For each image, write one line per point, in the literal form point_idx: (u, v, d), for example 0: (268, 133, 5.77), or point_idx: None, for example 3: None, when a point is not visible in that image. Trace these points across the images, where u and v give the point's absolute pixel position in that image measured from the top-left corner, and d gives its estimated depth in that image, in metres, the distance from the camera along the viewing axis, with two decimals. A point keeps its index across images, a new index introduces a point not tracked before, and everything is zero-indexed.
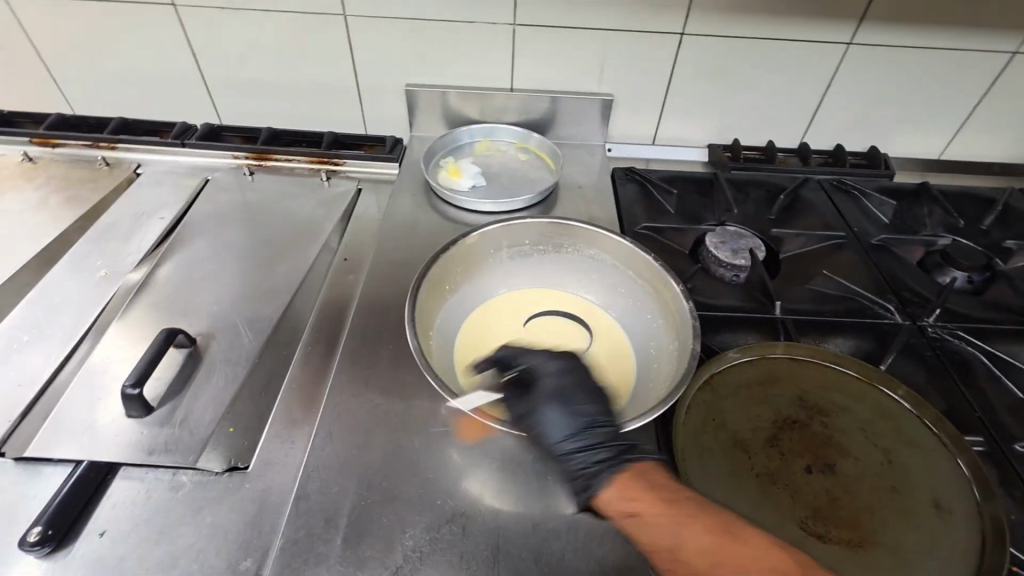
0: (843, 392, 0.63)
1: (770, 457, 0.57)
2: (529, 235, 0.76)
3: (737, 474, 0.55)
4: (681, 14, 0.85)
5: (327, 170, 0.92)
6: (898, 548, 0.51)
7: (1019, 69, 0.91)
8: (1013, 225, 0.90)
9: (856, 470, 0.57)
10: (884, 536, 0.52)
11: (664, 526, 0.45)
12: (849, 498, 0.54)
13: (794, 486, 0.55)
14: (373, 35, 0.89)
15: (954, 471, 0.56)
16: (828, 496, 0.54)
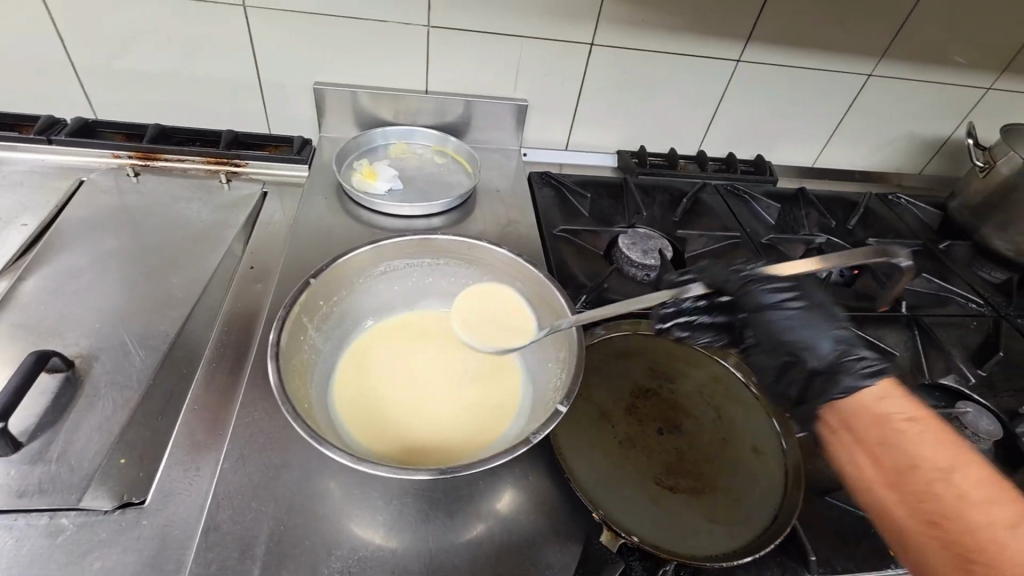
0: (687, 359, 0.68)
1: (629, 425, 0.61)
2: (342, 281, 0.59)
3: (597, 438, 0.59)
4: (590, 24, 0.89)
5: (227, 172, 0.85)
6: (731, 495, 0.56)
7: (873, 89, 1.05)
8: (872, 225, 1.03)
9: (698, 428, 0.62)
10: (720, 484, 0.57)
11: (912, 437, 0.52)
12: (693, 453, 0.59)
13: (649, 447, 0.59)
14: (277, 30, 0.84)
15: (768, 419, 0.63)
16: (678, 456, 0.59)
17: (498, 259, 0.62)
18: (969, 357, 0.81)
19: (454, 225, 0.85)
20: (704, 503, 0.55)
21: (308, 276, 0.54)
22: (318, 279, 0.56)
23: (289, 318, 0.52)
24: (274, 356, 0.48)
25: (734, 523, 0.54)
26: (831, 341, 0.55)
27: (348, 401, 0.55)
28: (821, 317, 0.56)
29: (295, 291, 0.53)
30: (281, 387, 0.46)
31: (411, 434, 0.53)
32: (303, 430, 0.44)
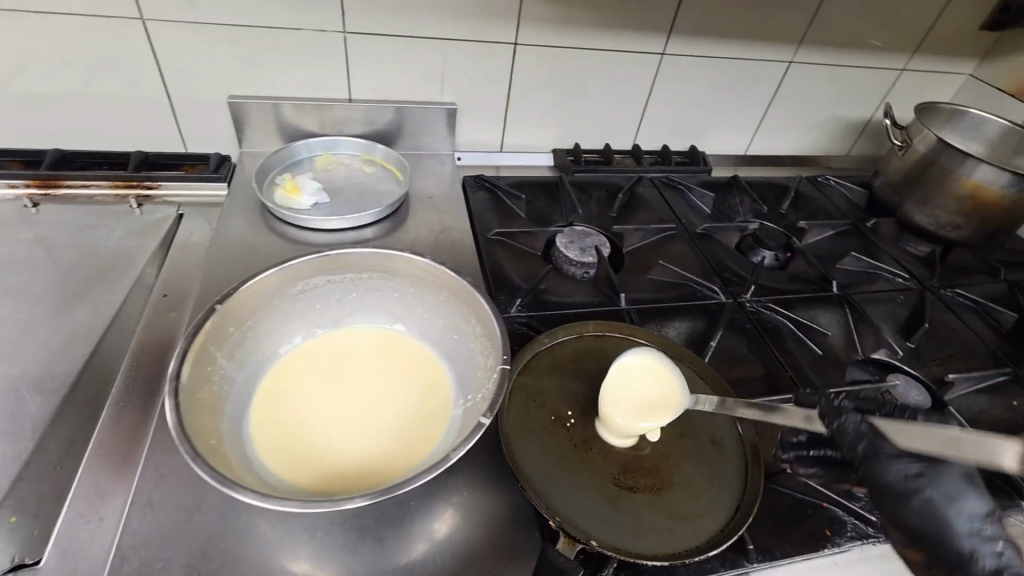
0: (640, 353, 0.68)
1: (586, 428, 0.59)
2: (252, 306, 0.56)
3: (550, 443, 0.56)
4: (512, 24, 0.88)
5: (138, 196, 0.80)
6: (691, 492, 0.55)
7: (796, 75, 1.07)
8: (803, 207, 1.06)
9: (656, 427, 0.60)
10: (680, 482, 0.56)
11: None
12: (652, 452, 0.58)
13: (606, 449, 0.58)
14: (183, 44, 0.80)
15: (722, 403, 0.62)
16: (636, 457, 0.57)
17: (421, 267, 0.60)
18: (898, 331, 0.83)
19: (385, 236, 0.82)
20: (664, 502, 0.53)
21: (213, 304, 0.51)
22: (226, 304, 0.53)
23: (192, 346, 0.49)
24: (173, 391, 0.44)
25: (696, 520, 0.52)
26: (962, 517, 0.40)
27: (267, 434, 0.52)
28: (952, 486, 0.40)
29: (197, 320, 0.50)
30: (181, 427, 0.43)
31: (336, 458, 0.51)
32: (206, 471, 0.41)
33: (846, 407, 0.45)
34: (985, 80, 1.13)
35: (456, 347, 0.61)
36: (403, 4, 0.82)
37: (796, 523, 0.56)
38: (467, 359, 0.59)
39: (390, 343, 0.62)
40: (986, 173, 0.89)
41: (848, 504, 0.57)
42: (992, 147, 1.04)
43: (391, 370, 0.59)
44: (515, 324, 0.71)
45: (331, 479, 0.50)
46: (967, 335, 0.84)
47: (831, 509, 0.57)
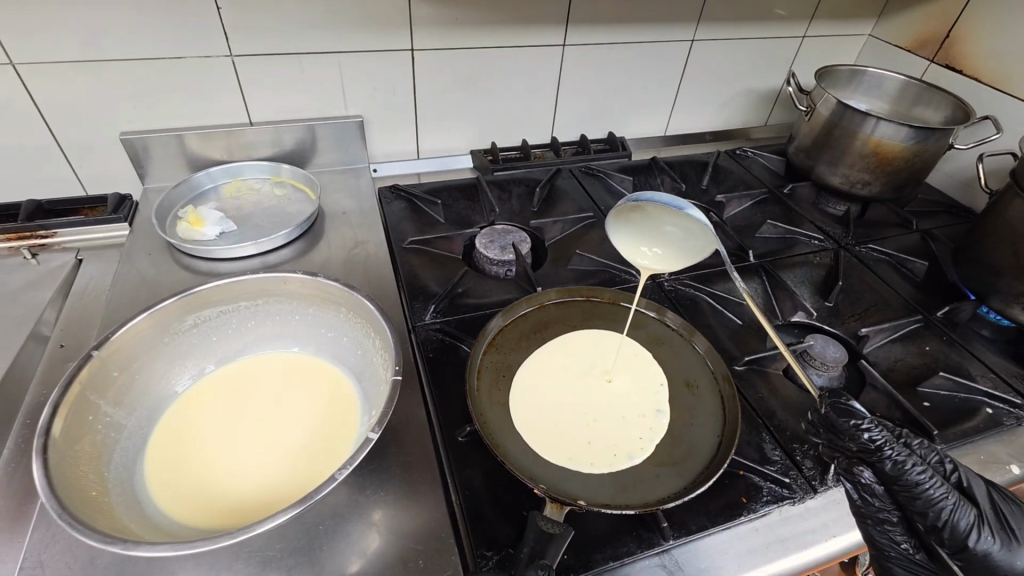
0: (603, 316, 0.79)
1: (567, 391, 0.69)
2: (132, 348, 0.54)
3: (533, 414, 0.65)
4: (405, 30, 0.87)
5: (32, 246, 0.77)
6: (670, 431, 0.65)
7: (700, 53, 1.09)
8: (723, 181, 1.08)
9: (633, 377, 0.71)
10: (657, 422, 0.66)
11: None
12: (627, 402, 0.68)
13: (591, 410, 0.67)
14: (62, 85, 0.78)
15: (691, 351, 0.73)
16: (612, 408, 0.67)
17: (306, 284, 0.60)
18: (816, 292, 0.85)
19: (299, 257, 0.81)
20: (646, 440, 0.63)
21: (87, 350, 0.50)
22: (104, 349, 0.51)
23: (67, 396, 0.47)
24: (40, 447, 0.42)
25: (677, 454, 0.62)
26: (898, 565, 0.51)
27: (168, 474, 0.51)
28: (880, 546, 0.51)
29: (71, 369, 0.48)
30: (49, 485, 0.41)
31: (238, 494, 0.50)
32: (75, 528, 0.40)
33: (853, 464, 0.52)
34: (884, 39, 1.17)
35: (357, 360, 0.60)
36: (290, 22, 0.81)
37: (711, 494, 0.57)
38: (367, 371, 0.59)
39: (294, 365, 0.61)
40: (885, 129, 0.91)
41: (765, 470, 0.58)
42: (893, 103, 1.08)
43: (295, 392, 0.58)
44: (430, 331, 0.70)
45: (233, 513, 0.48)
46: (881, 288, 0.86)
47: (747, 476, 0.58)
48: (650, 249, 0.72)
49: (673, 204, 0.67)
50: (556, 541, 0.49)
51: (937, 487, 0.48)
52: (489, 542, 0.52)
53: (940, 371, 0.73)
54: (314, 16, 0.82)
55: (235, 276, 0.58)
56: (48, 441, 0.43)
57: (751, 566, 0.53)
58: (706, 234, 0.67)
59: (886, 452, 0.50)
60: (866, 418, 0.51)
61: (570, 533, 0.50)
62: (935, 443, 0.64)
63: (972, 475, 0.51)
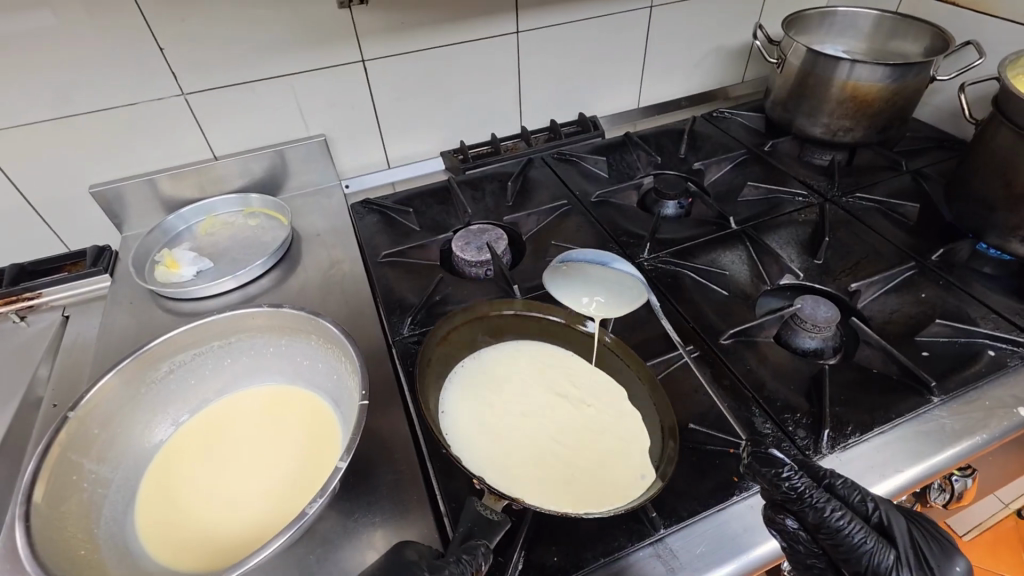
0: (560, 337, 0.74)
1: (521, 403, 0.67)
2: (111, 401, 0.55)
3: (498, 425, 0.64)
4: (352, 42, 0.86)
5: (19, 308, 0.79)
6: (618, 466, 0.60)
7: (662, 18, 1.05)
8: (700, 146, 1.05)
9: (575, 410, 0.66)
10: (596, 457, 0.61)
11: None
12: (570, 437, 0.63)
13: (550, 419, 0.65)
14: (23, 148, 0.79)
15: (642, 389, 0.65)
16: (555, 445, 0.62)
17: (273, 316, 0.61)
18: (803, 251, 0.82)
19: (277, 285, 0.82)
20: (591, 486, 0.58)
21: (64, 410, 0.51)
22: (81, 408, 0.52)
23: (48, 459, 0.48)
24: (23, 515, 0.43)
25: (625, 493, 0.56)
26: None
27: (154, 524, 0.52)
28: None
29: (49, 432, 0.49)
30: (34, 550, 0.42)
31: (226, 533, 0.50)
32: None
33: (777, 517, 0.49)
34: None
35: (329, 385, 0.61)
36: (236, 51, 0.81)
37: (703, 476, 0.56)
38: (340, 394, 0.59)
39: (270, 399, 0.61)
40: (861, 72, 0.87)
41: None
42: (870, 41, 1.04)
43: (269, 425, 0.59)
44: (408, 344, 0.70)
45: (223, 555, 0.49)
46: (872, 237, 0.83)
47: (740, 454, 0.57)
48: (591, 299, 0.74)
49: (598, 259, 0.79)
50: (496, 526, 0.49)
51: (857, 532, 0.46)
52: None
53: (937, 318, 0.70)
54: (258, 42, 0.81)
55: (200, 318, 0.59)
56: (30, 509, 0.44)
57: (746, 545, 0.52)
58: (631, 282, 0.76)
59: (807, 500, 0.47)
60: (785, 464, 0.49)
61: (507, 526, 0.50)
62: (935, 396, 0.62)
63: (892, 512, 0.49)
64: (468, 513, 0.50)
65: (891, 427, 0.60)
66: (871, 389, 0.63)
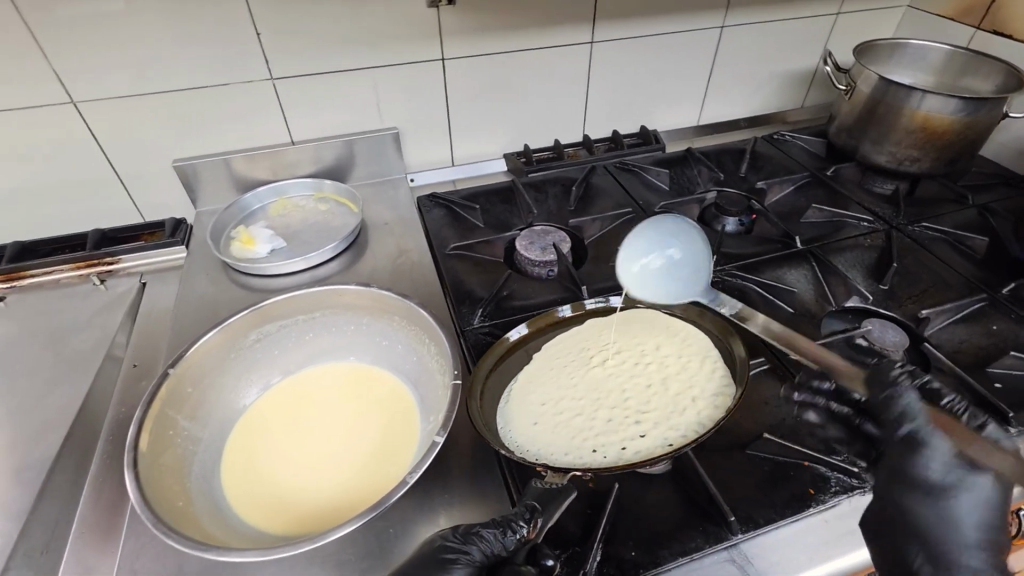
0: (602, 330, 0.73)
1: (570, 380, 0.67)
2: (205, 365, 0.57)
3: (548, 407, 0.64)
4: (435, 41, 0.89)
5: (100, 272, 0.82)
6: (689, 395, 0.63)
7: (731, 40, 1.07)
8: (762, 167, 1.06)
9: (631, 374, 0.67)
10: (647, 416, 0.61)
11: None
12: (635, 391, 0.64)
13: (601, 392, 0.65)
14: (118, 119, 0.83)
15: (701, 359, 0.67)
16: (618, 409, 0.62)
17: (360, 295, 0.63)
18: (869, 275, 0.82)
19: (346, 268, 0.83)
20: (644, 440, 0.58)
21: (163, 368, 0.53)
22: (178, 367, 0.54)
23: (149, 413, 0.50)
24: (130, 462, 0.46)
25: (706, 415, 0.60)
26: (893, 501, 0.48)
27: (238, 477, 0.54)
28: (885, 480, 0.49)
29: (150, 387, 0.52)
30: (141, 498, 0.44)
31: (308, 499, 0.52)
32: (169, 539, 0.42)
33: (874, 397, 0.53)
34: (924, 9, 1.13)
35: (408, 367, 0.62)
36: (322, 40, 0.84)
37: (778, 487, 0.56)
38: (419, 377, 0.61)
39: (346, 377, 0.63)
40: (932, 102, 0.88)
41: (834, 460, 0.57)
42: (939, 75, 1.04)
43: (347, 400, 0.60)
44: (479, 335, 0.71)
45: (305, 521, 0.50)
46: (939, 267, 0.83)
47: (815, 468, 0.57)
48: None
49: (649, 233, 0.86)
50: (558, 497, 0.50)
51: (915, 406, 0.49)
52: (555, 540, 0.52)
53: (1010, 351, 0.70)
54: (347, 36, 0.84)
55: (292, 291, 0.61)
56: (137, 460, 0.46)
57: (822, 560, 0.52)
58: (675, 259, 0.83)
59: (883, 380, 0.52)
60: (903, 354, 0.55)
61: (570, 494, 0.50)
62: (1013, 427, 0.61)
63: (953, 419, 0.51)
64: (530, 490, 0.51)
65: None
66: None
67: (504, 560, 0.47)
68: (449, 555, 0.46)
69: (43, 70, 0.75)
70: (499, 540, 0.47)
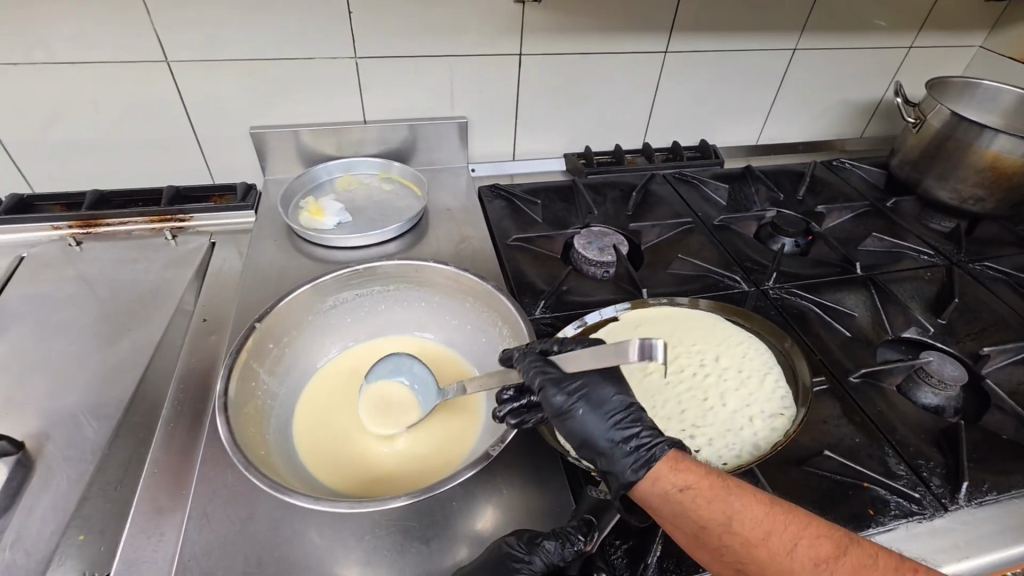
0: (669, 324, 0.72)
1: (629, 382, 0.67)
2: (286, 324, 0.60)
3: None
4: (515, 36, 0.91)
5: (172, 228, 0.85)
6: (748, 412, 0.62)
7: (800, 63, 1.08)
8: (820, 192, 1.06)
9: (695, 380, 0.66)
10: (705, 427, 0.61)
11: None
12: (696, 399, 0.64)
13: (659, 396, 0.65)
14: (205, 82, 0.85)
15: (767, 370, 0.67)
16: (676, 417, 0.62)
17: (437, 273, 0.65)
18: (927, 308, 0.82)
19: (408, 249, 0.85)
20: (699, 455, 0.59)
21: (252, 322, 0.56)
22: (263, 322, 0.57)
23: (237, 362, 0.53)
24: (222, 408, 0.48)
25: (763, 438, 0.59)
26: (893, 492, 0.57)
27: (315, 433, 0.56)
28: (888, 473, 0.59)
29: (239, 339, 0.54)
30: (233, 440, 0.46)
31: (377, 464, 0.53)
32: (260, 482, 0.44)
33: (884, 410, 0.66)
34: (996, 51, 1.12)
35: (478, 348, 0.64)
36: (407, 24, 0.85)
37: (834, 507, 0.56)
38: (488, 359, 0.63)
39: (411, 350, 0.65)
40: (1004, 142, 0.87)
41: (893, 484, 0.58)
42: (1009, 117, 1.04)
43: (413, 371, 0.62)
44: (541, 324, 0.72)
45: (374, 483, 0.52)
46: (998, 307, 0.82)
47: (873, 490, 0.57)
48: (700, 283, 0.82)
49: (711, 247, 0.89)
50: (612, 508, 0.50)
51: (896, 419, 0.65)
52: (615, 531, 0.53)
53: None
54: (433, 23, 0.86)
55: (375, 262, 0.63)
56: (228, 405, 0.48)
57: None
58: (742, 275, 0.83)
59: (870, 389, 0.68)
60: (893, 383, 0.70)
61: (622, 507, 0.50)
62: None
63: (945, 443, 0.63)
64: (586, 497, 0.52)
65: None
66: (1004, 454, 0.63)
67: (559, 570, 0.47)
68: (515, 564, 0.45)
69: (144, 28, 0.78)
70: (558, 552, 0.46)
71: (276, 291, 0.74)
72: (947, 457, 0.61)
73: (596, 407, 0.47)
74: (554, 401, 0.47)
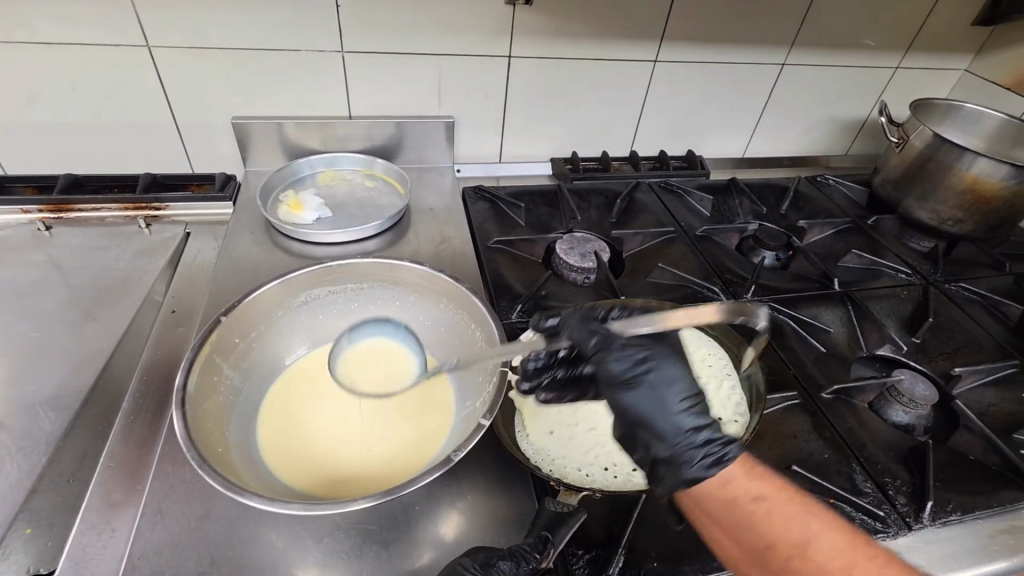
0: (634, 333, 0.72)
1: None
2: (254, 320, 0.58)
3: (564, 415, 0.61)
4: (506, 38, 0.90)
5: (147, 216, 0.83)
6: None
7: (789, 78, 1.08)
8: (803, 207, 1.07)
9: None
10: None
11: None
12: None
13: None
14: (188, 70, 0.84)
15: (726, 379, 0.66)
16: None
17: (413, 274, 0.65)
18: (902, 326, 0.83)
19: (387, 247, 0.84)
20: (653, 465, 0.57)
21: (217, 316, 0.54)
22: (230, 316, 0.56)
23: (199, 357, 0.51)
24: (179, 403, 0.47)
25: None
26: (859, 510, 0.57)
27: (279, 434, 0.55)
28: (854, 491, 0.59)
29: (202, 333, 0.53)
30: (188, 437, 0.45)
31: (341, 465, 0.52)
32: (215, 481, 0.43)
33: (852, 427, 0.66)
34: (980, 75, 1.14)
35: (452, 351, 0.64)
36: (398, 21, 0.85)
37: None
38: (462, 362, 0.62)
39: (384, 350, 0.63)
40: (984, 166, 0.88)
41: (859, 502, 0.58)
42: (990, 141, 1.05)
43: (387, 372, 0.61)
44: (515, 329, 0.71)
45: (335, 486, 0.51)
46: (972, 328, 0.83)
47: (839, 507, 0.57)
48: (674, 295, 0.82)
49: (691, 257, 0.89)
50: (567, 523, 0.49)
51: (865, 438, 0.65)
52: (577, 541, 0.52)
53: None
54: (422, 20, 0.85)
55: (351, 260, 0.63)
56: (186, 401, 0.47)
57: None
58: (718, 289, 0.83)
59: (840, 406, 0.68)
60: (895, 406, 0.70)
61: (577, 519, 0.49)
62: None
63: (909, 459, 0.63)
64: (543, 510, 0.50)
65: (988, 515, 0.60)
66: (969, 474, 0.63)
67: None
68: None
69: (126, 12, 0.77)
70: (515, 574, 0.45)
71: (248, 286, 0.72)
72: (912, 475, 0.61)
73: (664, 384, 0.50)
74: (616, 369, 0.51)
